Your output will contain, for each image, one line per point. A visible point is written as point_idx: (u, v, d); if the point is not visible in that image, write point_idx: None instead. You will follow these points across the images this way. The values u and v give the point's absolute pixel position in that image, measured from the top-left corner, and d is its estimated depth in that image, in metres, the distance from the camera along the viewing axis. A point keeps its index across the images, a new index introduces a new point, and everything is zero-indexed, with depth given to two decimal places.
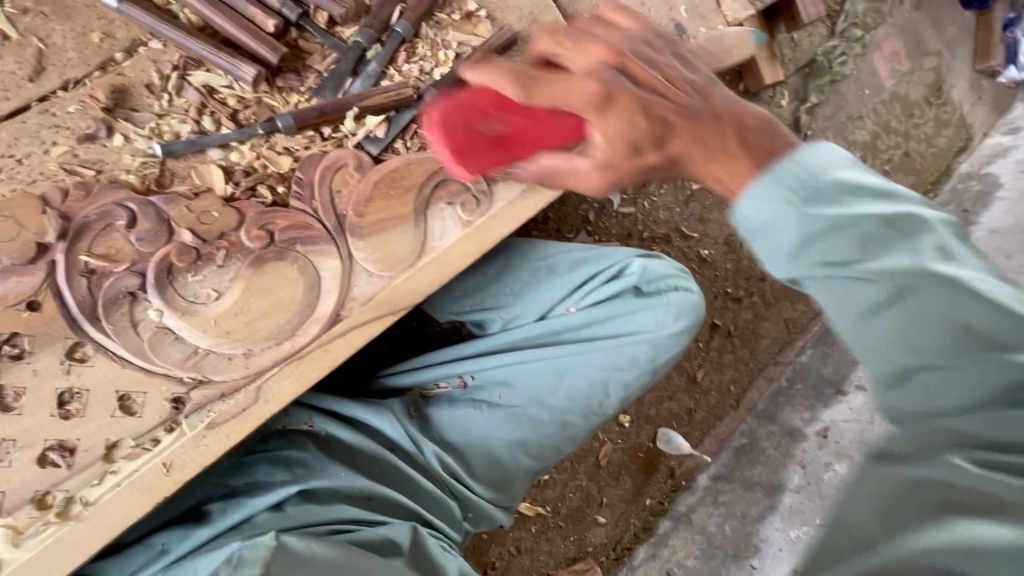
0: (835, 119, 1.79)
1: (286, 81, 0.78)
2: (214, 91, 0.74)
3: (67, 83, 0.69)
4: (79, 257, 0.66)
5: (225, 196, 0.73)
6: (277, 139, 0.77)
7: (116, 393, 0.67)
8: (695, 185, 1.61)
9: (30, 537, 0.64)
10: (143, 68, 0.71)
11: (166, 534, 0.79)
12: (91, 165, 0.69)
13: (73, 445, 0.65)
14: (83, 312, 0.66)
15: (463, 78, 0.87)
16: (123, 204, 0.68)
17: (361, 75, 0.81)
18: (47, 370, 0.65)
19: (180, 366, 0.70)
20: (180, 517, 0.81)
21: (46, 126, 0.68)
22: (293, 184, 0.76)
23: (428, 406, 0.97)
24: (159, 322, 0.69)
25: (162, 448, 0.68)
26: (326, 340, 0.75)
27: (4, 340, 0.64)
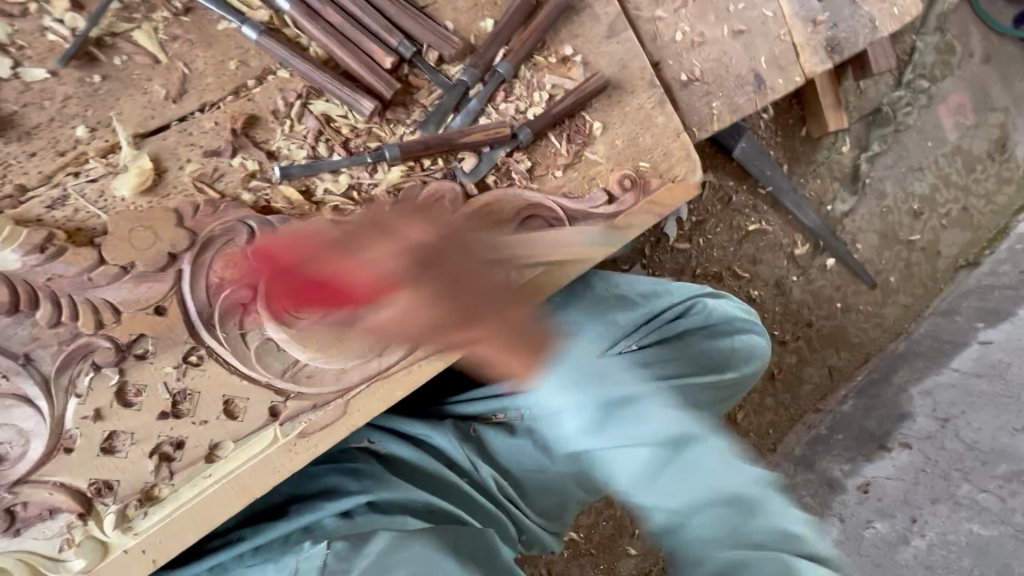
0: (895, 170, 1.78)
1: (394, 114, 0.82)
2: (331, 120, 0.79)
3: (204, 105, 0.74)
4: (204, 268, 0.71)
5: (334, 218, 0.78)
6: (381, 167, 0.81)
7: (222, 398, 0.72)
8: (750, 226, 1.61)
9: (137, 525, 0.68)
10: (271, 95, 0.77)
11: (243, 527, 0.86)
12: (218, 182, 0.74)
13: (183, 441, 0.70)
14: (201, 319, 0.71)
15: (555, 119, 0.91)
16: (244, 221, 0.73)
17: (462, 111, 0.86)
18: (164, 370, 0.70)
19: (279, 375, 0.74)
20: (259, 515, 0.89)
21: (183, 144, 0.73)
22: (394, 210, 0.81)
23: (482, 428, 1.03)
24: (263, 334, 0.74)
25: (256, 452, 0.72)
26: (412, 360, 0.79)
27: (131, 342, 0.69)
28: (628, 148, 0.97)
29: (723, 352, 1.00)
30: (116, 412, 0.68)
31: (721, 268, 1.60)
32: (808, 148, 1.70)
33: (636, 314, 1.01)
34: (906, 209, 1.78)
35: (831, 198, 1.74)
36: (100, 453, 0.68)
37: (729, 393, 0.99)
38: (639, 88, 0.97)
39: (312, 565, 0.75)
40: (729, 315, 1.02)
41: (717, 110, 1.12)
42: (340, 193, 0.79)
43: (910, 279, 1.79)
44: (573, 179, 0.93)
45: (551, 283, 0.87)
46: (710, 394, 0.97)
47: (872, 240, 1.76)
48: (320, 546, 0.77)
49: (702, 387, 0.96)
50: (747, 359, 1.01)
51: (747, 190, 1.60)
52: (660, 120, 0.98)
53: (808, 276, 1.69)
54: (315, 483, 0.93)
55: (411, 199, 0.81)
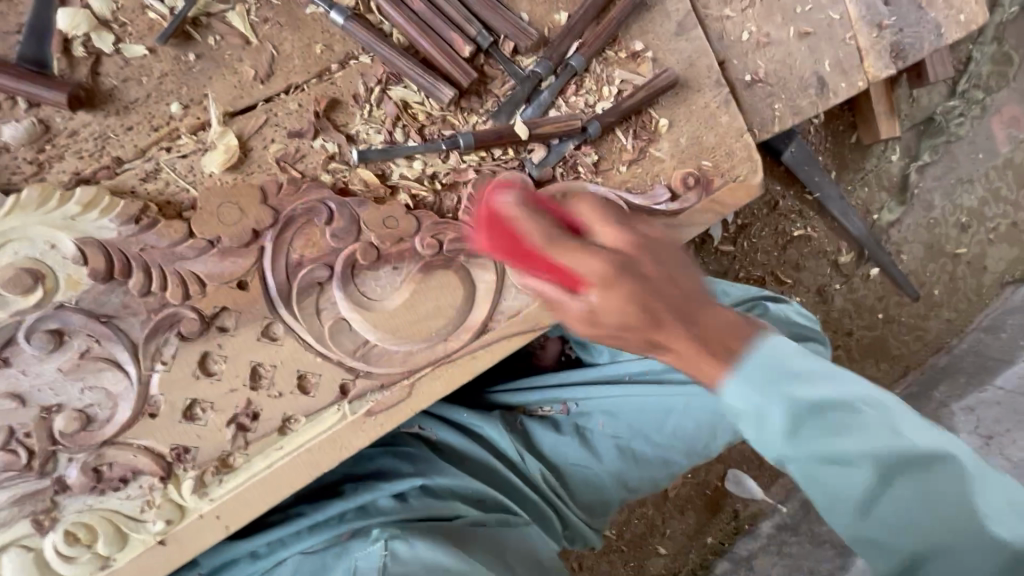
0: (944, 181, 1.74)
1: (470, 103, 0.83)
2: (408, 107, 0.80)
3: (289, 87, 0.76)
4: (285, 245, 0.73)
5: (407, 202, 0.80)
6: (454, 155, 0.82)
7: (297, 372, 0.74)
8: (795, 232, 1.59)
9: (213, 491, 0.71)
10: (352, 79, 0.78)
11: (302, 504, 0.87)
12: (299, 163, 0.75)
13: (257, 413, 0.72)
14: (280, 295, 0.73)
15: (624, 114, 0.91)
16: (325, 201, 0.75)
17: (533, 103, 0.86)
18: (244, 342, 0.72)
19: (351, 354, 0.76)
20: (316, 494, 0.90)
21: (268, 123, 0.75)
22: (463, 196, 0.82)
23: (529, 421, 1.04)
24: (338, 313, 0.75)
25: (327, 426, 0.75)
26: (475, 347, 0.81)
27: (214, 314, 0.70)
28: (691, 147, 0.97)
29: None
30: (198, 382, 0.70)
31: (764, 273, 1.58)
32: (857, 156, 1.68)
33: None
34: (954, 222, 1.74)
35: (877, 207, 1.71)
36: (181, 420, 0.70)
37: None
38: (705, 86, 0.97)
39: (372, 564, 0.75)
40: (795, 322, 0.97)
41: (779, 112, 1.11)
42: (413, 179, 0.80)
43: (953, 292, 1.75)
44: (637, 175, 0.93)
45: None
46: None
47: (917, 251, 1.73)
48: (378, 544, 0.76)
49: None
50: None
51: (794, 195, 1.58)
52: (723, 120, 0.98)
53: (851, 285, 1.67)
54: (368, 465, 0.94)
55: (481, 187, 0.82)
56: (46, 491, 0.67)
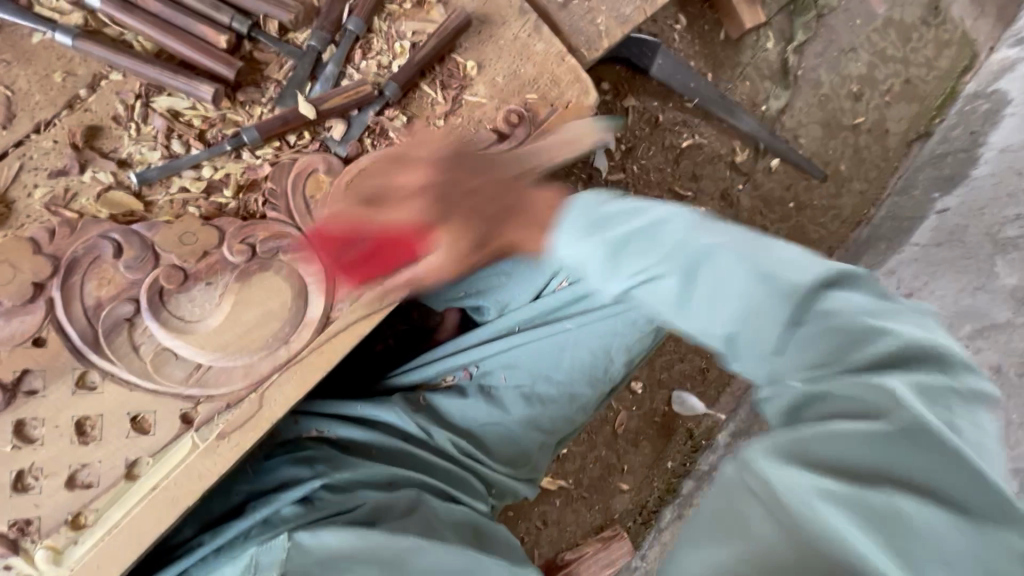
0: (826, 56, 1.69)
1: (247, 95, 0.79)
2: (179, 115, 0.76)
3: (38, 126, 0.71)
4: (77, 291, 0.69)
5: (204, 214, 0.76)
6: (245, 153, 0.78)
7: (128, 415, 0.71)
8: (683, 143, 1.56)
9: (70, 555, 0.68)
10: (107, 100, 0.74)
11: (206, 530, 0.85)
12: (71, 203, 0.71)
13: (95, 466, 0.69)
14: (86, 342, 0.69)
15: (422, 67, 0.87)
16: (107, 235, 0.71)
17: (319, 79, 0.82)
18: (60, 398, 0.69)
19: (184, 383, 0.73)
20: (221, 516, 0.89)
21: (25, 170, 0.71)
22: (265, 193, 0.78)
23: (432, 395, 1.01)
24: (159, 344, 0.72)
25: (176, 461, 0.71)
26: (320, 341, 0.77)
27: (17, 379, 0.68)
28: (511, 83, 0.92)
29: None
30: (21, 451, 0.67)
31: (662, 191, 1.56)
32: (730, 52, 1.63)
33: None
34: (845, 93, 1.70)
35: (764, 98, 1.67)
36: (13, 493, 0.67)
37: None
38: (509, 18, 0.93)
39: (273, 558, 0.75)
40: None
41: (605, 26, 1.06)
42: (198, 193, 0.76)
43: (861, 164, 1.71)
44: (457, 125, 0.89)
45: None
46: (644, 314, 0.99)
47: (815, 132, 1.69)
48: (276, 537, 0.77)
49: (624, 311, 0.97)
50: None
51: (674, 107, 1.55)
52: (539, 47, 0.94)
53: (755, 180, 1.64)
54: (269, 476, 0.91)
55: (281, 179, 0.78)
56: None
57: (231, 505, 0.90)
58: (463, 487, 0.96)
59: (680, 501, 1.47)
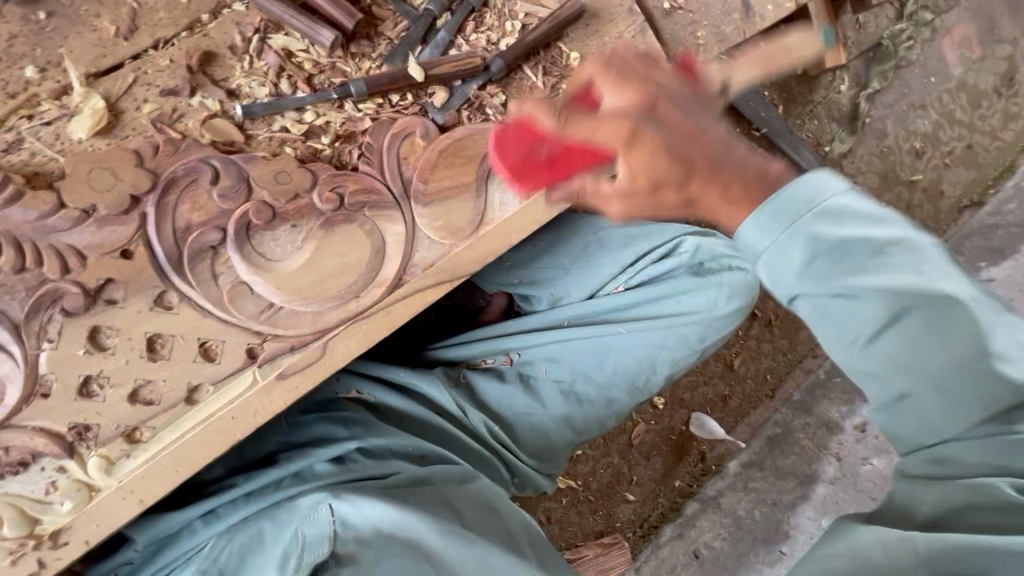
0: (896, 108, 1.67)
1: (359, 48, 0.80)
2: (292, 55, 0.76)
3: (157, 42, 0.72)
4: (170, 211, 0.70)
5: (299, 157, 0.76)
6: (347, 104, 0.79)
7: (198, 340, 0.71)
8: None
9: (119, 468, 0.69)
10: (227, 29, 0.74)
11: (241, 475, 0.84)
12: (177, 123, 0.71)
13: (159, 385, 0.70)
14: (171, 263, 0.70)
15: (529, 50, 0.88)
16: (207, 160, 0.71)
17: (429, 44, 0.83)
18: (136, 313, 0.69)
19: (254, 318, 0.73)
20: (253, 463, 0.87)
21: (139, 83, 0.71)
22: (360, 147, 0.78)
23: (472, 374, 0.98)
24: (237, 277, 0.73)
25: (236, 394, 0.72)
26: (388, 302, 0.79)
27: (99, 287, 0.67)
28: None
29: (715, 290, 0.93)
30: (91, 357, 0.67)
31: None
32: (805, 87, 1.61)
33: (619, 258, 0.99)
34: (907, 148, 1.68)
35: (829, 139, 1.65)
36: (77, 397, 0.67)
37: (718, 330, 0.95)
38: (617, 16, 0.93)
39: (316, 530, 0.70)
40: (717, 255, 0.97)
41: (703, 41, 1.06)
42: (297, 135, 0.76)
43: (911, 221, 1.70)
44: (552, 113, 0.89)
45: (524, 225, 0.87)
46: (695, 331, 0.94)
47: (872, 181, 1.68)
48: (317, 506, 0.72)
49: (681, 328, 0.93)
50: (741, 295, 0.95)
51: (741, 133, 1.54)
52: (641, 50, 0.94)
53: None
54: (303, 430, 0.89)
55: (379, 136, 0.79)
56: None
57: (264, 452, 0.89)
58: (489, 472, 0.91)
59: (681, 521, 1.45)
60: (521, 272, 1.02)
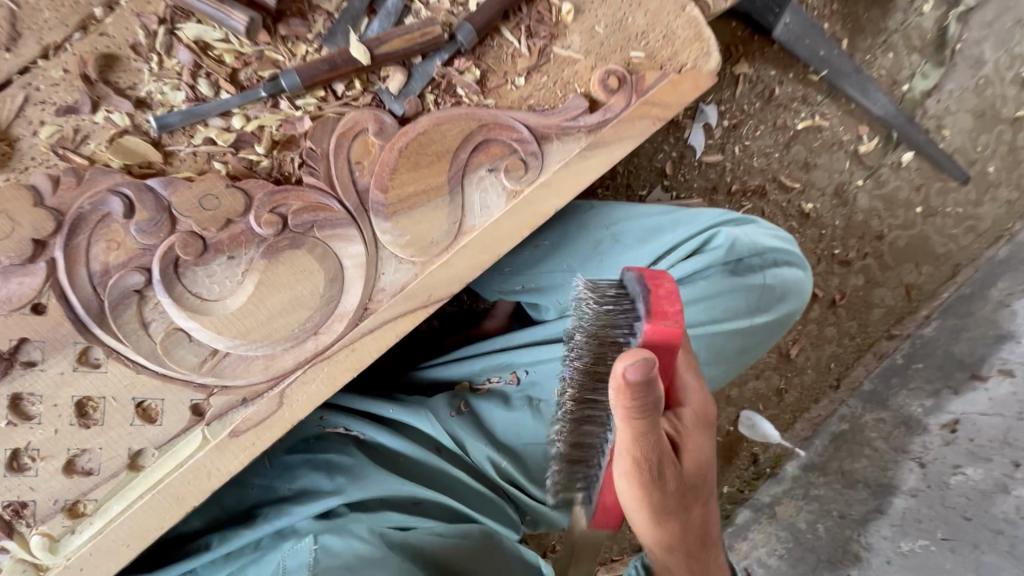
0: (997, 26, 1.32)
1: (290, 28, 0.64)
2: (209, 48, 0.62)
3: (47, 50, 0.59)
4: (81, 255, 0.59)
5: (231, 173, 0.63)
6: (283, 102, 0.64)
7: (134, 400, 0.62)
8: (799, 125, 1.29)
9: (65, 546, 0.61)
10: (127, 25, 0.61)
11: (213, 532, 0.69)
12: (81, 148, 0.60)
13: (96, 453, 0.61)
14: (90, 315, 0.60)
15: (506, 8, 0.70)
16: (118, 189, 0.60)
17: (377, 14, 0.66)
18: (59, 375, 0.60)
19: (196, 370, 0.63)
20: (229, 520, 0.71)
21: (32, 103, 0.59)
22: (302, 152, 0.65)
23: (473, 401, 0.82)
24: (170, 324, 0.62)
25: (184, 457, 0.63)
26: (353, 339, 0.67)
27: (14, 349, 0.59)
28: (614, 37, 0.74)
29: (753, 293, 0.79)
30: (16, 428, 0.59)
31: (764, 180, 1.31)
32: (876, 13, 1.29)
33: (640, 256, 0.81)
34: (1013, 77, 1.33)
35: (907, 75, 1.32)
36: (8, 473, 0.60)
37: (760, 338, 0.83)
38: None
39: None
40: (761, 247, 0.80)
41: None
42: (225, 146, 0.63)
43: (1016, 167, 1.36)
44: (539, 86, 0.72)
45: (521, 226, 0.71)
46: (735, 345, 0.81)
47: (965, 122, 1.34)
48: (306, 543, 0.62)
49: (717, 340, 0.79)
50: (780, 299, 0.82)
51: (795, 79, 1.27)
52: None
53: (878, 177, 1.35)
54: (285, 480, 0.73)
55: (325, 138, 0.65)
56: None
57: (243, 504, 0.73)
58: (497, 517, 0.77)
59: (732, 530, 1.36)
60: (523, 280, 0.86)
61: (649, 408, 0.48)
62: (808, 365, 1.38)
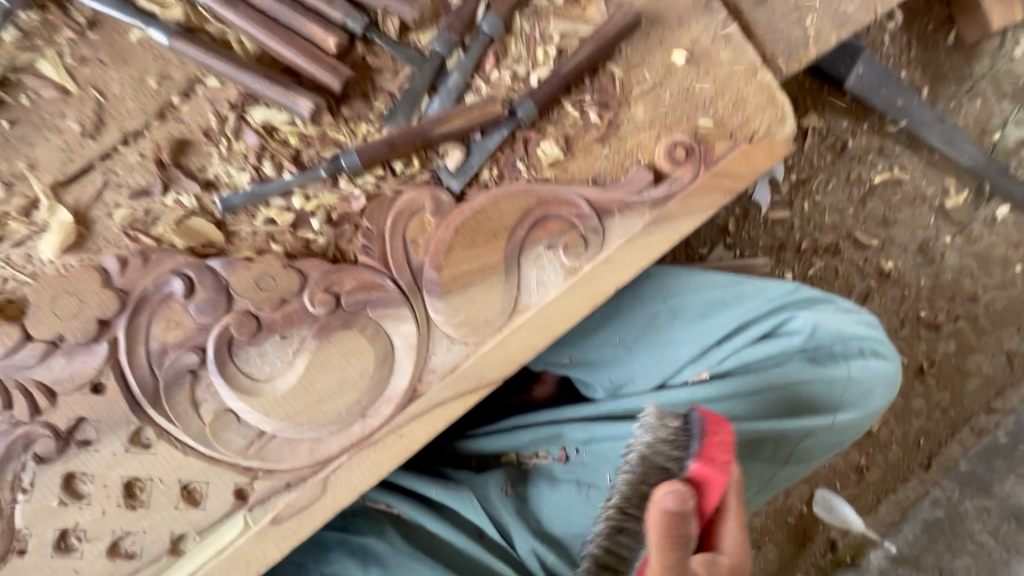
0: None
1: (353, 110, 0.64)
2: (275, 131, 0.63)
3: (126, 136, 0.61)
4: (142, 335, 0.60)
5: (287, 252, 0.63)
6: (342, 181, 0.64)
7: (180, 483, 0.61)
8: (876, 178, 1.20)
9: None
10: (201, 110, 0.63)
11: None
12: (149, 229, 0.61)
13: (141, 536, 0.60)
14: (145, 394, 0.60)
15: (568, 82, 0.68)
16: (179, 271, 0.60)
17: (438, 92, 0.66)
18: (111, 455, 0.59)
19: (242, 453, 0.62)
20: None
21: (108, 186, 0.61)
22: (357, 231, 0.64)
23: (517, 481, 0.78)
24: (220, 404, 0.61)
25: (226, 543, 0.61)
26: (400, 423, 0.64)
27: (72, 428, 0.59)
28: (679, 106, 0.71)
29: (835, 385, 0.76)
30: (66, 508, 0.59)
31: (837, 237, 1.20)
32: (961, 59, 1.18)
33: (709, 334, 0.78)
34: None
35: (999, 122, 1.20)
36: (55, 554, 0.59)
37: (841, 435, 0.79)
38: (689, 19, 0.71)
39: None
40: (842, 334, 0.77)
41: (814, 30, 0.77)
42: (284, 226, 0.63)
43: None
44: (600, 157, 0.69)
45: (581, 304, 0.68)
46: (815, 441, 0.77)
47: None
48: None
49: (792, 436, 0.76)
50: (866, 393, 0.78)
51: (870, 130, 1.19)
52: (725, 59, 0.72)
53: (970, 233, 1.21)
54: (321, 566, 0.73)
55: (383, 217, 0.64)
56: None
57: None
58: None
59: None
60: (572, 351, 0.81)
61: (682, 541, 0.50)
62: (893, 439, 1.18)
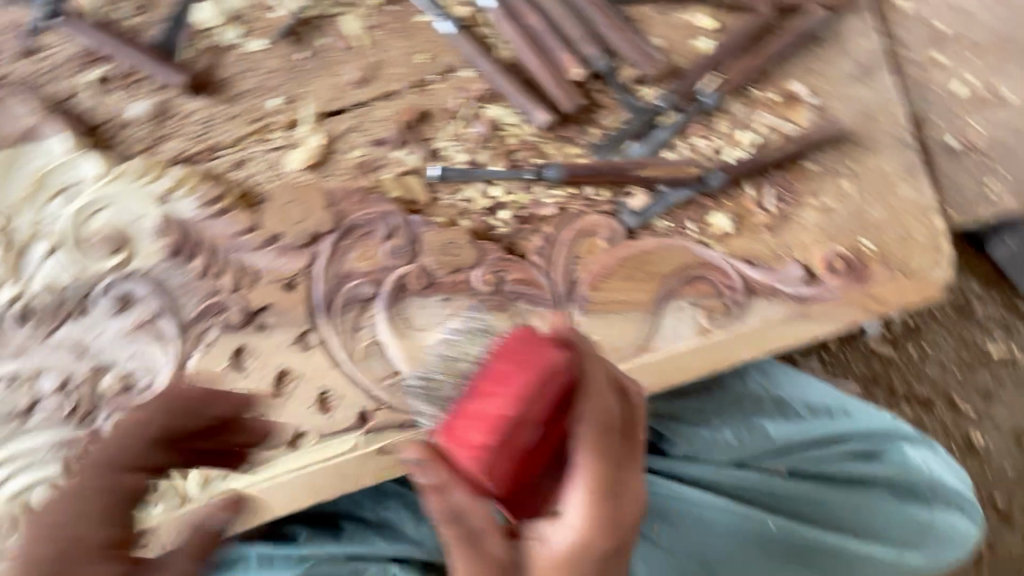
0: None
1: (570, 131, 0.73)
2: (501, 128, 0.73)
3: (384, 94, 0.73)
4: (339, 256, 0.69)
5: (473, 230, 0.72)
6: (539, 186, 0.73)
7: (319, 389, 0.69)
8: (992, 350, 1.18)
9: (214, 486, 0.68)
10: (449, 93, 0.73)
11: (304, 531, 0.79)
12: (374, 173, 0.72)
13: (272, 420, 0.68)
14: (323, 304, 0.69)
15: (759, 168, 0.75)
16: (387, 216, 0.70)
17: (644, 140, 0.74)
18: (278, 343, 0.69)
19: (377, 382, 0.69)
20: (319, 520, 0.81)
21: (356, 128, 0.72)
22: (537, 232, 0.72)
23: None
24: (376, 334, 0.69)
25: (335, 454, 0.69)
26: None
27: (257, 310, 0.69)
28: (850, 221, 0.75)
29: (914, 524, 0.79)
30: (228, 374, 0.68)
31: (933, 394, 1.18)
32: None
33: (804, 435, 0.82)
34: None
35: None
36: None
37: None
38: (883, 148, 0.77)
39: None
40: (936, 480, 0.80)
41: (995, 195, 0.81)
42: (479, 207, 0.72)
43: None
44: (764, 241, 0.74)
45: (702, 365, 0.73)
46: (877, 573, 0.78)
47: None
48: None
49: (853, 562, 0.77)
50: (943, 544, 0.80)
51: (999, 303, 1.19)
52: (904, 193, 0.76)
53: None
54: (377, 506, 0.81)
55: (562, 228, 0.72)
56: (76, 444, 0.67)
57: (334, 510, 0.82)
58: None
59: None
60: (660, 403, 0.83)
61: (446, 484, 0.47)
62: None
